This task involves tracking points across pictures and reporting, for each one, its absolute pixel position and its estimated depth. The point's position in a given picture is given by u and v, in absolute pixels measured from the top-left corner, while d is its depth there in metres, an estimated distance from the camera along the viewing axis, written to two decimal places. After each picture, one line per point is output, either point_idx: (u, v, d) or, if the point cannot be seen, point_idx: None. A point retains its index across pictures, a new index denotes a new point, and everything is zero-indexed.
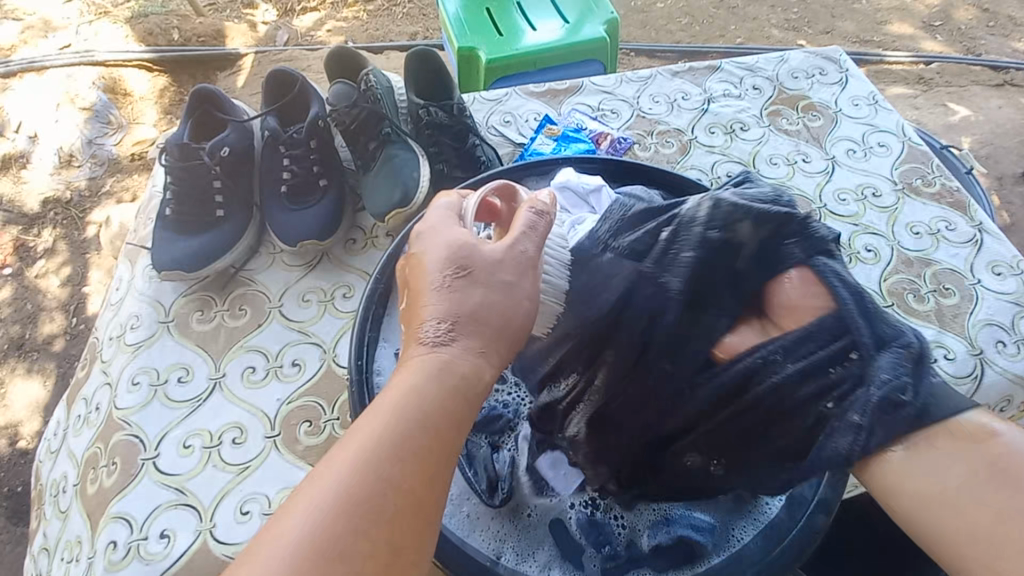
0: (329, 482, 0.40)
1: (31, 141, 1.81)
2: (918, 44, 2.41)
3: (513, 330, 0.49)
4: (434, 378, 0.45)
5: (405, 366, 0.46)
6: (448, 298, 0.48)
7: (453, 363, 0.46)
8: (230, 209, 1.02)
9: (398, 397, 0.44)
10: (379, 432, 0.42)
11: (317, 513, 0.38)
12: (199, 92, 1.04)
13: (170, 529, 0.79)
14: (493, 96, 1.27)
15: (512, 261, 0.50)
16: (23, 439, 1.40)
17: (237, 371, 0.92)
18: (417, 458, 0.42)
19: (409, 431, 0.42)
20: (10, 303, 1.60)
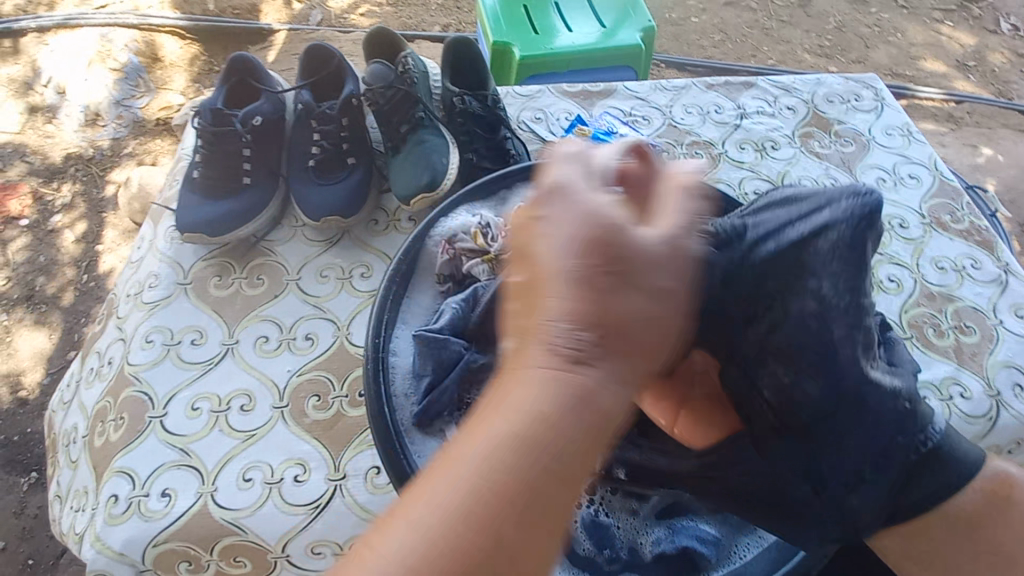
0: (441, 491, 0.37)
1: (60, 96, 1.83)
2: (950, 82, 2.39)
3: (666, 347, 0.44)
4: (573, 410, 0.39)
5: (529, 375, 0.41)
6: (582, 298, 0.42)
7: (595, 394, 0.40)
8: (256, 177, 1.02)
9: (525, 417, 0.39)
10: (485, 461, 0.37)
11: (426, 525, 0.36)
12: (238, 60, 1.05)
13: (172, 489, 0.79)
14: (526, 92, 1.27)
15: (675, 264, 0.44)
16: (24, 388, 1.40)
17: (250, 340, 0.92)
18: (527, 500, 0.37)
19: (546, 458, 0.38)
20: (26, 253, 1.60)
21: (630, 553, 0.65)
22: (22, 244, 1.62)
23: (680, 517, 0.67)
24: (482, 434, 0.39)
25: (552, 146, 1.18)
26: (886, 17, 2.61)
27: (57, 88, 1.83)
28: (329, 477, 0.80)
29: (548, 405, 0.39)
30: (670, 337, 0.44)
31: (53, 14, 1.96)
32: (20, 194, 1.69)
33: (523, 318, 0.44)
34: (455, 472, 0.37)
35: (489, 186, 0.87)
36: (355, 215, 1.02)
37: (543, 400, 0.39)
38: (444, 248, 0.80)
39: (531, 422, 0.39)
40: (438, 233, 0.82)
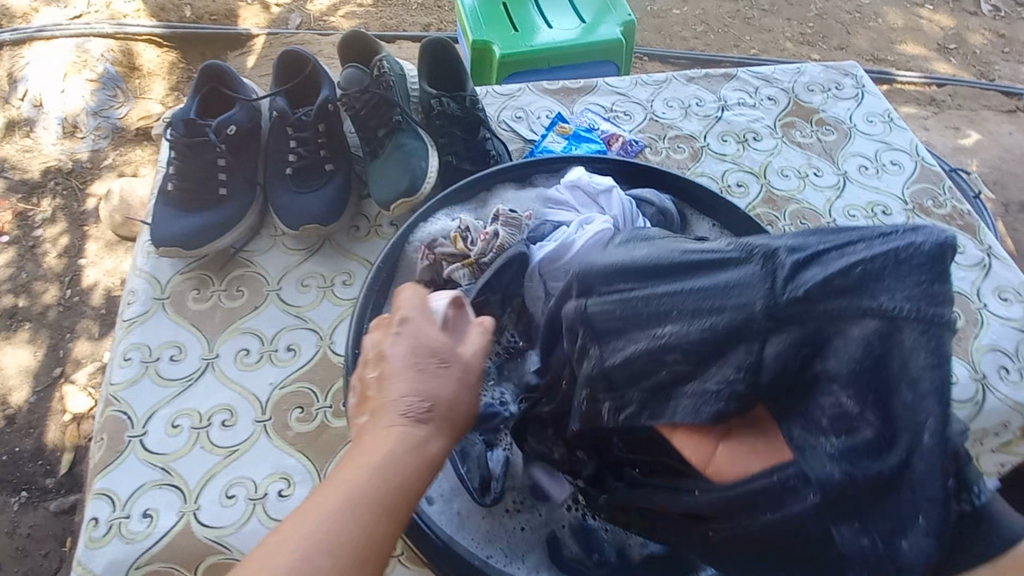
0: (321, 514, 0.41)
1: (35, 109, 1.78)
2: (931, 65, 2.40)
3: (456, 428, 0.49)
4: (400, 454, 0.45)
5: (378, 433, 0.46)
6: (419, 378, 0.49)
7: (425, 443, 0.46)
8: (233, 187, 1.00)
9: (376, 453, 0.45)
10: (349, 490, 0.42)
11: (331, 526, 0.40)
12: (210, 68, 1.02)
13: (154, 509, 0.77)
14: (506, 91, 1.26)
15: (459, 367, 0.50)
16: (9, 407, 1.37)
17: (231, 353, 0.90)
18: (376, 520, 0.42)
19: (383, 490, 0.43)
20: (6, 270, 1.57)
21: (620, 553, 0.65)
22: (3, 261, 1.59)
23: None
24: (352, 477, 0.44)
25: (533, 144, 1.16)
26: (866, 2, 2.61)
27: (34, 101, 1.78)
28: (314, 491, 0.79)
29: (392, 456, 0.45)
30: (464, 410, 0.49)
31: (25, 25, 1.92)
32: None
33: (374, 397, 0.48)
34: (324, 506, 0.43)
35: (468, 190, 0.86)
36: (336, 222, 1.00)
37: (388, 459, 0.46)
38: (424, 253, 0.79)
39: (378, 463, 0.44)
40: (418, 238, 0.81)
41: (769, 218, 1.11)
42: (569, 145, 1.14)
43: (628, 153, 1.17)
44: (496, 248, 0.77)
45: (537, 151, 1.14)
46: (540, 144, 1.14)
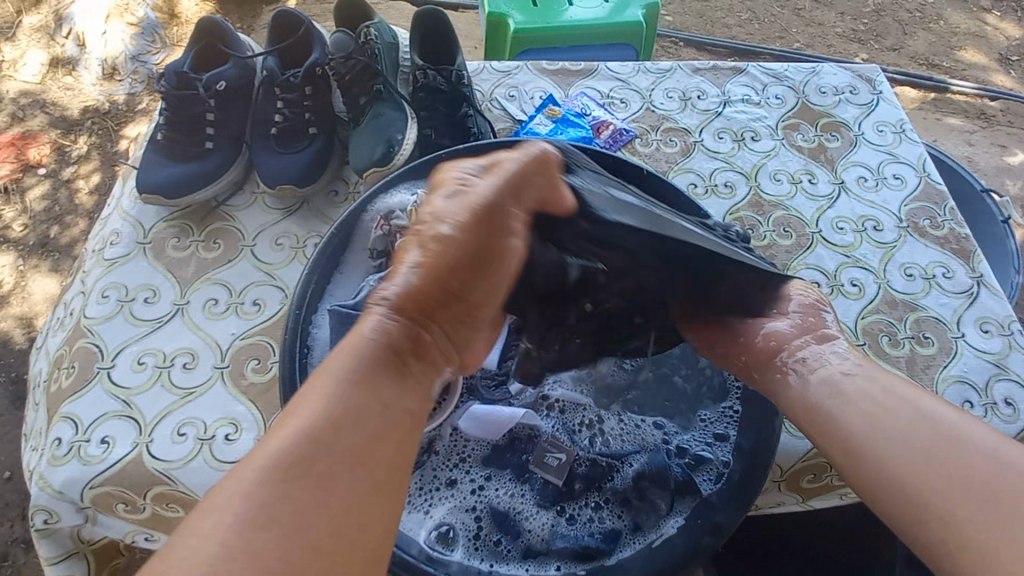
0: (278, 445, 0.45)
1: (104, 66, 1.99)
2: (990, 77, 2.29)
3: (371, 362, 0.51)
4: (363, 349, 0.51)
5: (359, 331, 0.53)
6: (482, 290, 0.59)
7: (386, 340, 0.53)
8: (219, 142, 1.03)
9: (327, 381, 0.49)
10: (297, 437, 0.45)
11: (283, 450, 0.45)
12: (204, 21, 1.03)
13: (111, 437, 0.83)
14: (503, 68, 1.25)
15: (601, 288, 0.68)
16: (37, 329, 1.59)
17: (199, 302, 0.95)
18: (304, 486, 0.43)
19: (337, 424, 0.47)
20: (44, 202, 1.80)
21: (536, 545, 0.66)
22: (41, 192, 1.81)
23: (586, 506, 0.69)
24: (351, 352, 0.51)
25: (520, 125, 1.16)
26: (929, 1, 2.50)
27: (105, 59, 1.99)
28: (258, 439, 0.83)
29: (375, 337, 0.52)
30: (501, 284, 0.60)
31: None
32: (78, 146, 1.89)
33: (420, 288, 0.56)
34: (260, 467, 0.44)
35: (435, 165, 0.87)
36: (312, 185, 1.02)
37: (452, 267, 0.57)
38: (378, 223, 0.81)
39: (370, 350, 0.51)
40: (377, 209, 0.84)
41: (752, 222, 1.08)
42: (556, 129, 1.14)
43: (616, 142, 1.15)
44: None
45: (522, 132, 1.14)
46: (526, 125, 1.14)
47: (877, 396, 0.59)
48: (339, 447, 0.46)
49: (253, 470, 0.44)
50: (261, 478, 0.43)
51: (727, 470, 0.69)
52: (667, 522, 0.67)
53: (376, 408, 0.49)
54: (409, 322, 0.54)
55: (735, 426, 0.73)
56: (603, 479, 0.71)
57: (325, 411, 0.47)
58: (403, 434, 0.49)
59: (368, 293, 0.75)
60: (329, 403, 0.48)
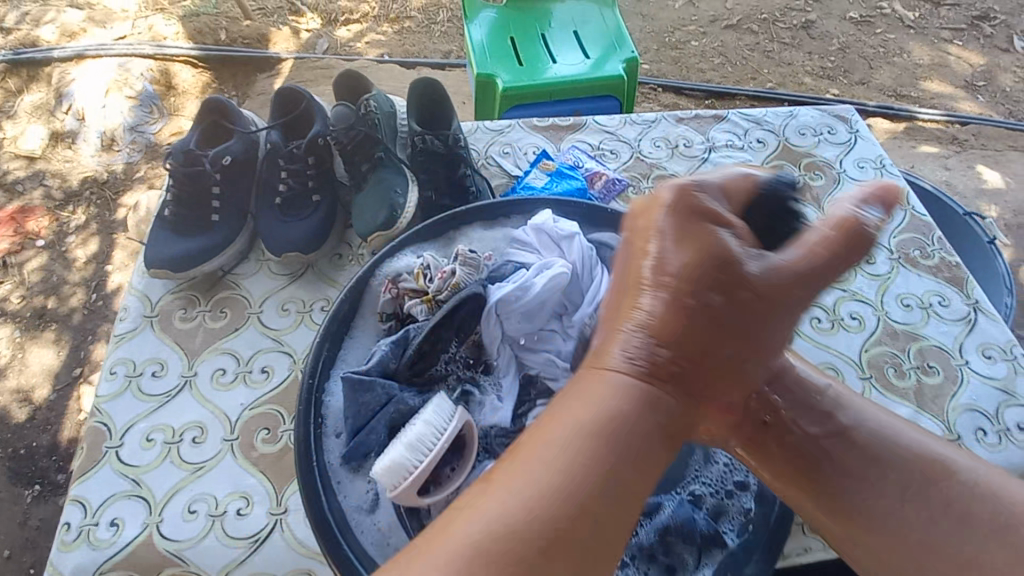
0: (529, 488, 0.45)
1: (103, 138, 2.05)
2: (957, 104, 2.41)
3: (632, 434, 0.48)
4: (624, 404, 0.49)
5: (610, 379, 0.51)
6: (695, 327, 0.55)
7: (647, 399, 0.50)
8: (225, 214, 1.05)
9: (579, 423, 0.47)
10: (561, 497, 0.44)
11: (520, 502, 0.44)
12: (210, 102, 1.08)
13: (120, 519, 0.81)
14: (496, 127, 1.30)
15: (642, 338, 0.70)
16: (34, 402, 1.57)
17: (207, 372, 0.95)
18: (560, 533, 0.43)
19: (614, 484, 0.45)
20: (41, 273, 1.81)
21: None
22: (38, 264, 1.83)
23: None
24: (578, 414, 0.48)
25: (516, 180, 1.20)
26: (892, 37, 2.65)
27: (103, 133, 2.05)
28: (270, 512, 0.82)
29: (619, 401, 0.49)
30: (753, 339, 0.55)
31: (90, 61, 2.18)
32: (76, 216, 1.93)
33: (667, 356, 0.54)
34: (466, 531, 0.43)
35: (439, 227, 0.90)
36: (317, 250, 1.04)
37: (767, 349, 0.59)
38: (386, 287, 0.82)
39: (611, 409, 0.48)
40: (385, 272, 0.86)
41: None
42: (552, 182, 1.16)
43: (610, 191, 1.19)
44: (451, 286, 0.80)
45: (519, 188, 1.18)
46: (523, 180, 1.19)
47: (871, 436, 0.62)
48: (575, 527, 0.43)
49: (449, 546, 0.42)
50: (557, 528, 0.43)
51: (750, 519, 0.69)
52: None
53: (537, 455, 0.46)
54: (676, 380, 0.52)
55: (754, 473, 0.73)
56: (627, 534, 0.69)
57: (585, 488, 0.44)
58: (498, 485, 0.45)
59: (380, 357, 0.76)
60: (581, 468, 0.45)
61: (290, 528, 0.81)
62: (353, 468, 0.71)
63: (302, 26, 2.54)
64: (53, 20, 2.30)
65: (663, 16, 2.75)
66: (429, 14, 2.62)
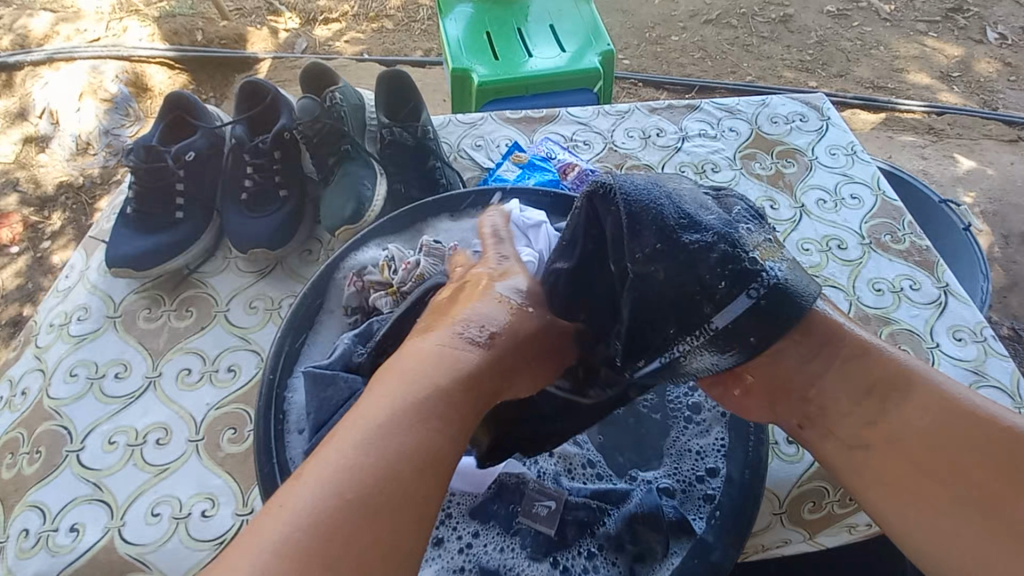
0: (324, 470, 0.47)
1: (76, 142, 2.01)
2: (934, 94, 2.43)
3: (428, 392, 0.53)
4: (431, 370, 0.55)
5: (426, 347, 0.57)
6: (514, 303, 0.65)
7: (450, 367, 0.55)
8: (189, 210, 1.03)
9: (387, 396, 0.52)
10: (341, 476, 0.47)
11: (316, 495, 0.46)
12: (172, 97, 1.06)
13: (80, 524, 0.79)
14: (468, 120, 1.29)
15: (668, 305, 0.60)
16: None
17: (172, 373, 0.93)
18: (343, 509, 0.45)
19: (405, 461, 0.48)
20: (15, 280, 1.78)
21: None
22: (13, 271, 1.79)
23: (580, 556, 0.67)
24: (398, 382, 0.53)
25: (488, 172, 1.19)
26: (869, 29, 2.67)
27: (76, 136, 2.01)
28: (236, 513, 0.80)
29: (435, 365, 0.55)
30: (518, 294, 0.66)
31: (61, 63, 2.14)
32: (50, 222, 1.89)
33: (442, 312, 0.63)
34: (299, 504, 0.46)
35: (406, 220, 0.90)
36: (284, 246, 1.03)
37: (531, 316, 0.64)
38: (351, 280, 0.81)
39: (433, 377, 0.54)
40: (349, 265, 0.85)
41: None
42: (523, 174, 1.17)
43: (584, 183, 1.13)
44: (416, 277, 0.79)
45: (490, 179, 1.17)
46: (494, 172, 1.18)
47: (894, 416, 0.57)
48: (414, 476, 0.48)
49: (293, 504, 0.46)
50: (322, 511, 0.45)
51: (717, 504, 0.69)
52: (664, 563, 0.65)
53: (370, 413, 0.51)
54: (492, 346, 0.60)
55: (723, 458, 0.73)
56: (595, 525, 0.68)
57: (388, 440, 0.49)
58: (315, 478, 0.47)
59: (343, 351, 0.75)
60: (401, 405, 0.51)
61: None
62: None
63: (280, 26, 2.52)
64: (25, 23, 2.26)
65: (644, 11, 2.75)
66: (409, 12, 2.60)
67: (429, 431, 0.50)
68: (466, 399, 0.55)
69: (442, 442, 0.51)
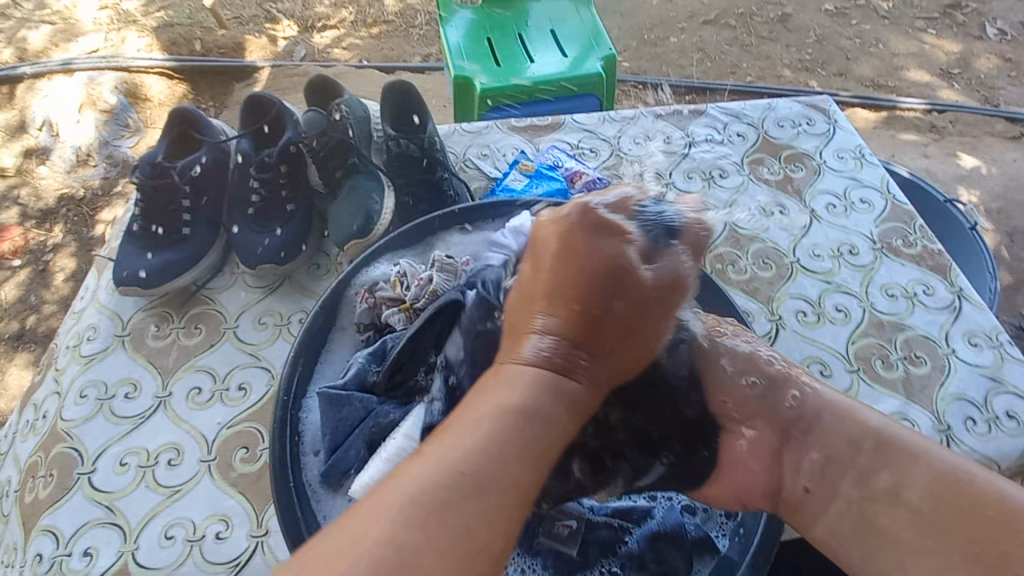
0: (429, 471, 0.42)
1: (76, 153, 2.00)
2: (935, 91, 2.43)
3: (529, 392, 0.49)
4: (534, 384, 0.49)
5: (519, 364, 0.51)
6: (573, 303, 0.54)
7: (561, 383, 0.51)
8: (196, 227, 1.03)
9: (497, 393, 0.48)
10: (429, 474, 0.42)
11: (407, 496, 0.41)
12: (176, 112, 1.05)
13: (93, 548, 0.78)
14: (473, 129, 1.28)
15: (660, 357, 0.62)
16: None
17: (182, 392, 0.92)
18: (434, 503, 0.41)
19: (522, 452, 0.45)
20: (16, 294, 1.76)
21: None
22: (15, 283, 1.78)
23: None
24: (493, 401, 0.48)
25: (495, 182, 1.19)
26: (868, 28, 2.67)
27: (75, 148, 2.01)
28: (251, 534, 0.79)
29: (531, 379, 0.50)
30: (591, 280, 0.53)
31: (60, 74, 2.13)
32: (51, 235, 1.88)
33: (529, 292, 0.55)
34: (394, 495, 0.41)
35: (417, 233, 0.89)
36: (292, 261, 1.02)
37: (605, 252, 0.54)
38: (363, 297, 0.81)
39: (521, 394, 0.48)
40: (361, 282, 0.84)
41: (732, 257, 1.10)
42: (530, 183, 1.16)
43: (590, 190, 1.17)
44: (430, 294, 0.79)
45: (498, 190, 1.16)
46: (501, 182, 1.17)
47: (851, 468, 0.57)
48: (516, 475, 0.44)
49: (380, 504, 0.41)
50: (417, 510, 0.40)
51: (740, 521, 0.68)
52: None
53: (477, 404, 0.47)
54: (583, 369, 0.53)
55: None
56: (617, 543, 0.67)
57: (471, 434, 0.45)
58: (394, 488, 0.41)
59: (357, 370, 0.74)
60: (494, 408, 0.47)
61: (272, 550, 0.78)
62: (333, 487, 0.69)
63: (278, 34, 2.51)
64: (23, 35, 2.24)
65: (642, 13, 2.75)
66: (408, 17, 2.60)
67: (535, 427, 0.47)
68: (566, 410, 0.50)
69: (553, 436, 0.48)
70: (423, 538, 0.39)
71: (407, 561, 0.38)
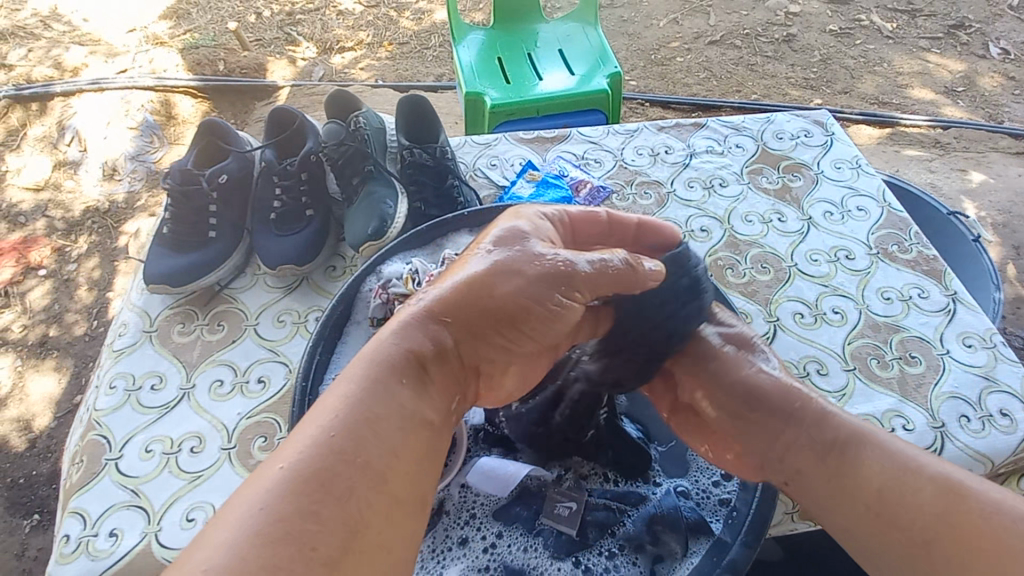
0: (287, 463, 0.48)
1: (104, 168, 2.10)
2: (938, 108, 2.47)
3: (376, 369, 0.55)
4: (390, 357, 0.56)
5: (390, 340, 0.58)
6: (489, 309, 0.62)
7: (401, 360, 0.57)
8: (221, 231, 1.09)
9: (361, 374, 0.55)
10: (297, 464, 0.48)
11: (279, 488, 0.46)
12: (205, 124, 1.12)
13: (119, 529, 0.83)
14: (483, 141, 1.34)
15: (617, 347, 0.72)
16: (36, 428, 1.59)
17: (205, 384, 0.97)
18: (304, 496, 0.46)
19: (352, 447, 0.50)
20: (44, 301, 1.84)
21: None
22: (43, 290, 1.87)
23: (601, 555, 0.69)
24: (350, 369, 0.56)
25: (503, 190, 1.24)
26: (872, 47, 2.73)
27: (103, 163, 2.11)
28: None
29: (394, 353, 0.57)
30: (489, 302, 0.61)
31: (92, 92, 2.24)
32: (77, 245, 1.97)
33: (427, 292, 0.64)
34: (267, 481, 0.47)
35: (429, 235, 0.95)
36: (311, 261, 1.07)
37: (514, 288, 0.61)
38: (378, 292, 0.85)
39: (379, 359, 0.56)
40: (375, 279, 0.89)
41: (730, 262, 1.14)
42: (537, 191, 1.21)
43: (594, 199, 1.23)
44: None
45: (505, 197, 1.22)
46: (509, 190, 1.22)
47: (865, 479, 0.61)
48: (358, 455, 0.50)
49: (256, 497, 0.46)
50: (282, 491, 0.46)
51: (734, 506, 0.71)
52: (685, 560, 0.67)
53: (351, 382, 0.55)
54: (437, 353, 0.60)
55: None
56: (615, 526, 0.71)
57: (343, 425, 0.51)
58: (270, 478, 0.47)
59: None
60: (358, 390, 0.54)
61: None
62: None
63: (298, 55, 2.63)
64: (59, 56, 2.38)
65: (649, 34, 2.84)
66: (422, 39, 2.71)
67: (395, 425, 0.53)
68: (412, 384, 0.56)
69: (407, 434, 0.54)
70: (308, 533, 0.45)
71: (285, 546, 0.43)
